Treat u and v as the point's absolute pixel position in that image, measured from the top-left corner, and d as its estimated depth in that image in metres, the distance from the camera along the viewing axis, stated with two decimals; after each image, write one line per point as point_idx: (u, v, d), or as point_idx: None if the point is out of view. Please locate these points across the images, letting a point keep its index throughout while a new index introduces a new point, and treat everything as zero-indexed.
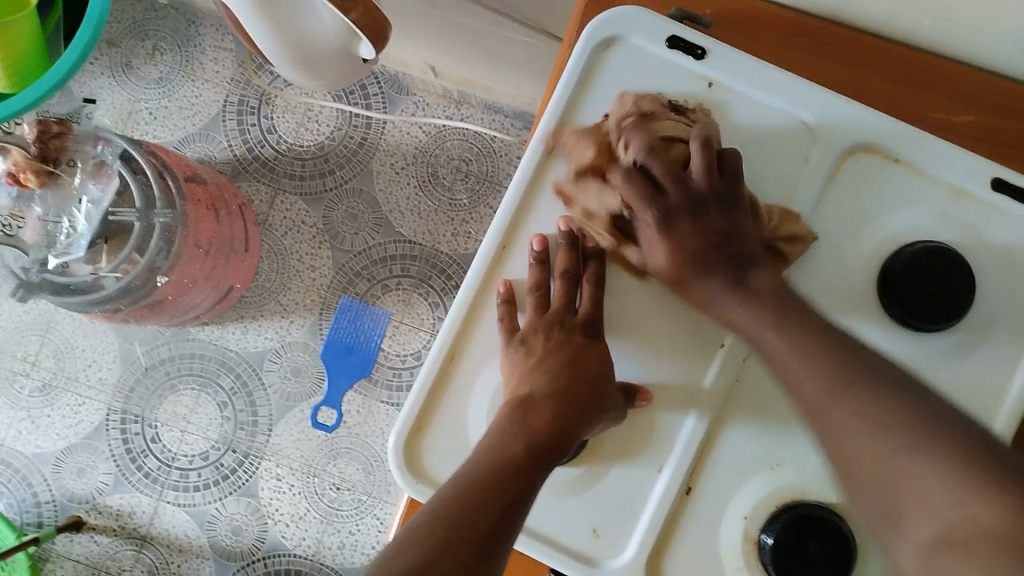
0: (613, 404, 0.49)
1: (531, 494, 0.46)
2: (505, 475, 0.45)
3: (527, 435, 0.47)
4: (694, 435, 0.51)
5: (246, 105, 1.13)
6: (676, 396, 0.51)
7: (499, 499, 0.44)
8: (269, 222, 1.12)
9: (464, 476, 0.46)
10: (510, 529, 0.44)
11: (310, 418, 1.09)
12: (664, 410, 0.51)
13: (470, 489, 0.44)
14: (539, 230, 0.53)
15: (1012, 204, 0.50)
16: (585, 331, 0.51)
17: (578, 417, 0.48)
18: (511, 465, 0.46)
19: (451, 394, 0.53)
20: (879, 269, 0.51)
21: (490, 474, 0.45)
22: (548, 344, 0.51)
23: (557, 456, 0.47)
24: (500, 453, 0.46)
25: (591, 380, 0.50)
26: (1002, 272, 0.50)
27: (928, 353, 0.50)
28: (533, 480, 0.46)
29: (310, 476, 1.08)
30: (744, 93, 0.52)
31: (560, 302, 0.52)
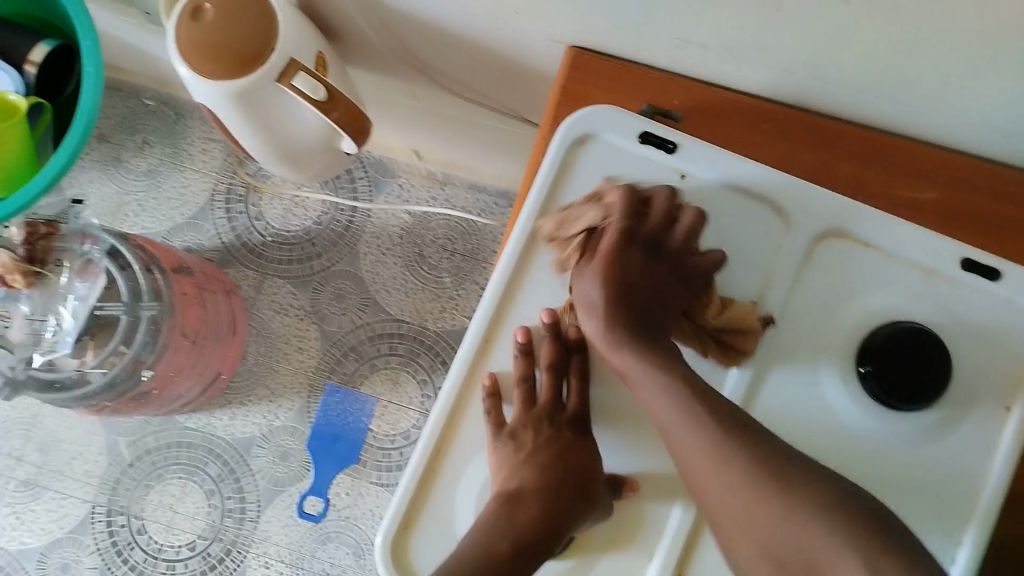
0: (601, 498, 0.49)
1: None
2: (489, 574, 0.46)
3: (515, 532, 0.47)
4: (682, 525, 0.51)
5: (234, 193, 1.15)
6: (662, 486, 0.51)
7: None
8: (256, 307, 1.13)
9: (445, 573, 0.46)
10: None
11: (295, 508, 1.08)
12: (651, 500, 0.51)
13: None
14: (522, 321, 0.54)
15: (982, 283, 0.52)
16: (575, 427, 0.51)
17: (563, 512, 0.48)
18: (496, 564, 0.46)
19: (438, 489, 0.52)
20: (859, 348, 0.51)
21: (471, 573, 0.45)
22: (539, 438, 0.51)
23: (540, 553, 0.47)
24: (486, 551, 0.46)
25: (577, 473, 0.50)
26: (977, 348, 0.51)
27: (909, 432, 0.51)
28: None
29: (299, 562, 1.07)
30: (716, 182, 0.54)
31: (550, 396, 0.52)
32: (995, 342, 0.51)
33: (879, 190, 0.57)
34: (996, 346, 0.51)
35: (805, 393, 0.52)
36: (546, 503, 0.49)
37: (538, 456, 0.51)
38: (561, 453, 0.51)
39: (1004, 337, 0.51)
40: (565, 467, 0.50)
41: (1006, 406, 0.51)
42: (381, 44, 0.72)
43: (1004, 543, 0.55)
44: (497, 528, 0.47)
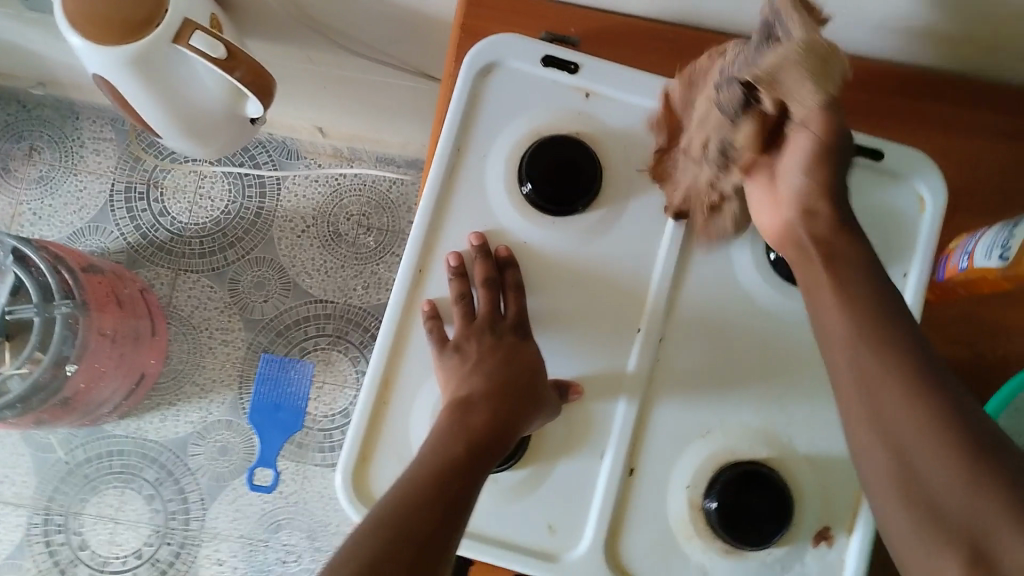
0: (548, 399, 0.51)
1: (471, 496, 0.47)
2: (442, 480, 0.47)
3: (467, 436, 0.49)
4: (628, 418, 0.54)
5: (135, 191, 1.12)
6: (605, 384, 0.54)
7: (434, 508, 0.46)
8: (174, 304, 1.10)
9: (405, 481, 0.48)
10: (449, 538, 0.45)
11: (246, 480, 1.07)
12: (596, 400, 0.54)
13: (414, 492, 0.46)
14: (452, 249, 0.56)
15: (870, 163, 0.56)
16: (516, 332, 0.54)
17: (513, 415, 0.51)
18: (452, 467, 0.48)
19: (390, 419, 0.54)
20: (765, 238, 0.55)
21: (431, 474, 0.47)
22: (482, 347, 0.54)
23: (496, 452, 0.50)
24: (441, 457, 0.48)
25: (524, 376, 0.52)
26: (869, 225, 0.56)
27: None
28: (476, 475, 0.48)
29: (252, 554, 1.06)
30: (621, 96, 0.56)
31: (488, 308, 0.55)
32: (885, 219, 0.56)
33: None
34: (888, 222, 0.56)
35: (726, 283, 0.55)
36: (495, 406, 0.52)
37: (485, 364, 0.53)
38: (507, 360, 0.53)
39: (892, 212, 0.56)
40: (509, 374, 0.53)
41: (904, 272, 0.56)
42: (274, 6, 0.71)
43: None
44: (452, 435, 0.49)
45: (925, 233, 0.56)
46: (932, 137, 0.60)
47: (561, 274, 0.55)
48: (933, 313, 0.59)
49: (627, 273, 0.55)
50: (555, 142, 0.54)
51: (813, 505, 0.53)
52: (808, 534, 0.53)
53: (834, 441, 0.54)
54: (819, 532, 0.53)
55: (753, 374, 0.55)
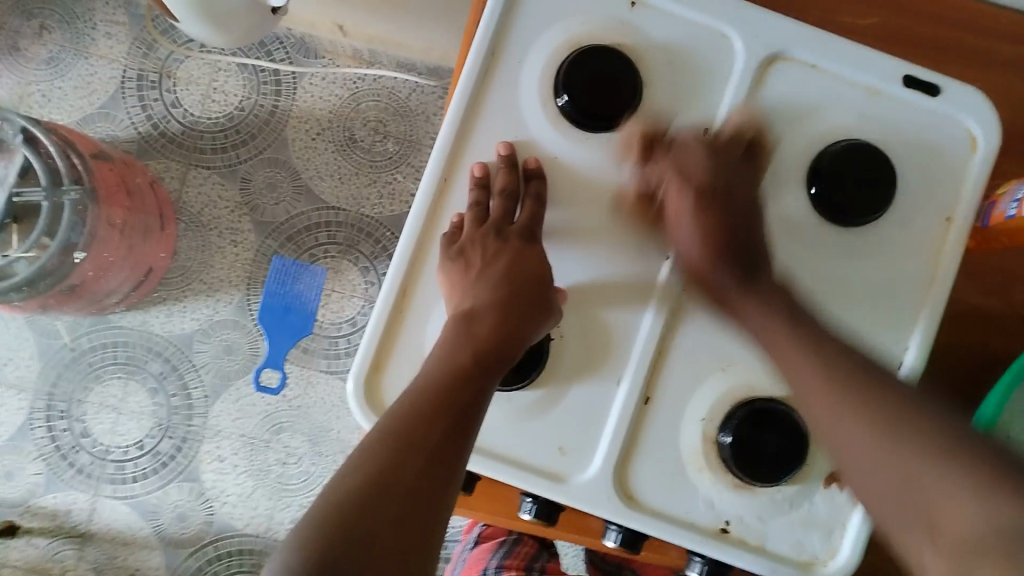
0: (555, 303, 0.51)
1: (485, 400, 0.48)
2: (454, 384, 0.47)
3: (473, 344, 0.49)
4: (654, 329, 0.53)
5: (146, 80, 1.08)
6: (632, 292, 0.53)
7: (448, 408, 0.46)
8: (183, 200, 1.09)
9: (401, 413, 0.46)
10: (463, 438, 0.46)
11: (253, 381, 1.07)
12: (615, 309, 0.53)
13: (419, 407, 0.46)
14: (479, 158, 0.53)
15: (922, 98, 0.53)
16: (523, 236, 0.52)
17: (520, 323, 0.50)
18: (461, 373, 0.48)
19: (407, 330, 0.53)
20: (807, 169, 0.53)
21: (441, 390, 0.47)
22: (486, 253, 0.52)
23: (503, 362, 0.49)
24: (451, 363, 0.48)
25: (537, 281, 0.51)
26: (919, 171, 0.53)
27: (854, 247, 0.53)
28: (481, 404, 0.48)
29: (253, 452, 1.08)
30: (668, 8, 0.53)
31: (499, 210, 0.52)
32: (936, 163, 0.54)
33: (827, 7, 0.56)
34: (938, 166, 0.54)
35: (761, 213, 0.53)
36: (503, 314, 0.50)
37: (491, 269, 0.52)
38: (510, 268, 0.52)
39: (941, 156, 0.54)
40: (520, 279, 0.51)
41: (945, 217, 0.54)
42: None
43: (951, 348, 0.57)
44: (454, 352, 0.49)
45: (974, 175, 0.53)
46: (988, 78, 0.57)
47: (595, 188, 0.53)
48: (972, 262, 0.57)
49: (663, 187, 0.53)
50: (593, 55, 0.51)
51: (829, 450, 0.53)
52: (819, 478, 0.53)
53: None
54: (830, 475, 0.53)
55: None
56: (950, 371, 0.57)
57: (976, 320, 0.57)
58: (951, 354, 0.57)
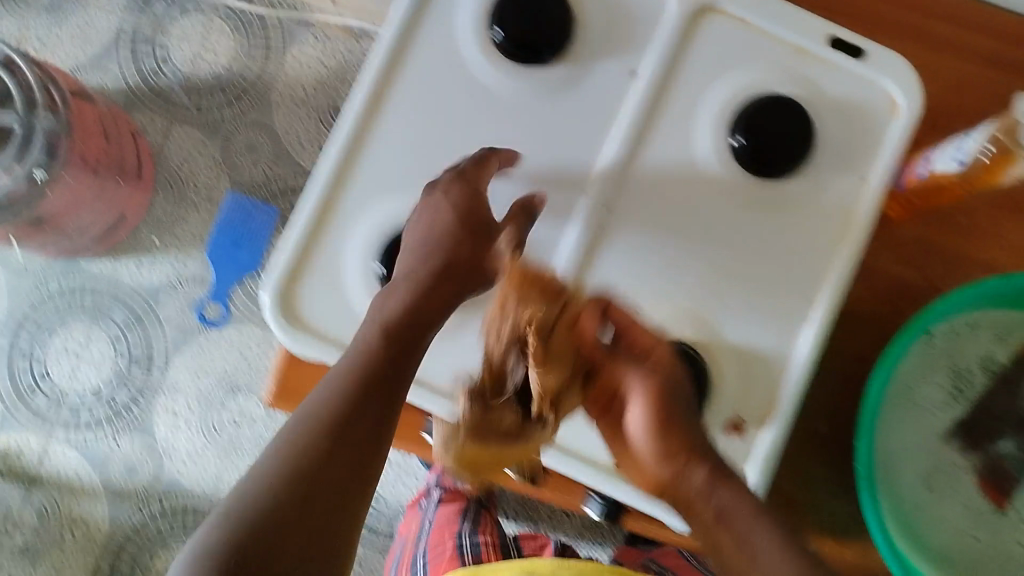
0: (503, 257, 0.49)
1: (418, 347, 0.46)
2: (385, 335, 0.45)
3: (403, 295, 0.47)
4: (564, 263, 0.54)
5: (141, 35, 1.11)
6: (549, 226, 0.54)
7: (377, 358, 0.44)
8: (164, 153, 1.11)
9: (351, 364, 0.44)
10: (395, 388, 0.44)
11: (198, 315, 1.08)
12: (531, 242, 0.54)
13: (351, 363, 0.44)
14: (413, 80, 0.54)
15: (847, 60, 0.55)
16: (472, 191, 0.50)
17: (458, 278, 0.48)
18: (390, 321, 0.45)
19: (328, 243, 0.52)
20: (731, 120, 0.54)
21: (371, 344, 0.44)
22: None
23: (438, 313, 0.47)
24: (380, 314, 0.46)
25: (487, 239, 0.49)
26: (840, 131, 0.55)
27: (768, 198, 0.55)
28: (412, 352, 0.45)
29: (208, 410, 1.08)
30: None
31: None
32: (857, 123, 0.55)
33: None
34: (859, 127, 0.55)
35: (679, 160, 0.55)
36: (445, 269, 0.48)
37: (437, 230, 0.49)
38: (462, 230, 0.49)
39: (864, 116, 0.55)
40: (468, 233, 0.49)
41: (863, 177, 0.55)
42: None
43: (868, 316, 0.58)
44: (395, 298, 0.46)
45: (895, 135, 0.55)
46: (924, 53, 0.58)
47: (524, 122, 0.54)
48: (895, 232, 0.58)
49: (589, 126, 0.55)
50: None
51: (730, 394, 0.54)
52: (720, 421, 0.54)
53: (767, 334, 0.54)
54: (730, 420, 0.54)
55: (693, 259, 0.54)
56: (865, 337, 0.58)
57: (896, 291, 0.58)
58: (867, 322, 0.58)
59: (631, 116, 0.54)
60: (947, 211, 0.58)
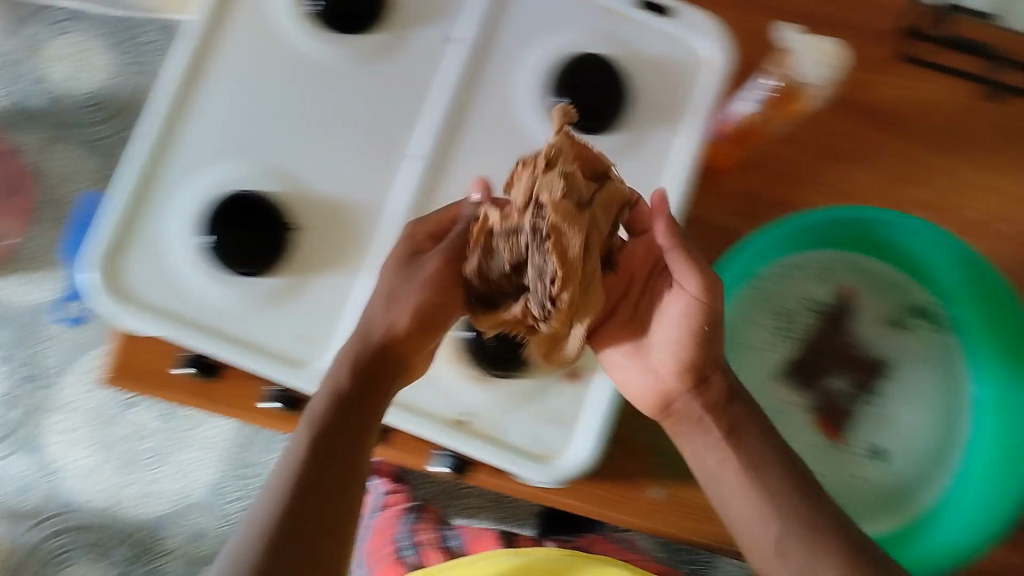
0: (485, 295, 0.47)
1: (388, 387, 0.46)
2: (354, 383, 0.45)
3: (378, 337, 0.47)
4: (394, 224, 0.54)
5: (13, 56, 1.08)
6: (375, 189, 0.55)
7: (346, 409, 0.45)
8: (42, 173, 1.06)
9: (318, 421, 0.44)
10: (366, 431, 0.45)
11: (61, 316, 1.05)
12: (358, 206, 0.55)
13: (324, 415, 0.44)
14: (233, 53, 0.56)
15: (655, 20, 0.58)
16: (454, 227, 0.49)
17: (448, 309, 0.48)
18: (357, 370, 0.46)
19: (152, 212, 0.54)
20: (553, 81, 0.56)
21: (341, 394, 0.45)
22: None
23: (407, 352, 0.47)
24: (350, 361, 0.46)
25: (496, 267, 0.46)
26: (653, 86, 0.58)
27: (593, 152, 0.56)
28: (381, 390, 0.46)
29: (103, 426, 1.04)
30: None
31: None
32: (668, 79, 0.58)
33: None
34: (671, 82, 0.58)
35: (504, 119, 0.56)
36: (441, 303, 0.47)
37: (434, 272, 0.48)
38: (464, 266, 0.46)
39: (673, 72, 0.58)
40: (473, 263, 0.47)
41: (675, 129, 0.57)
42: None
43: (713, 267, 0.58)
44: (355, 354, 0.46)
45: (706, 88, 0.57)
46: (738, 14, 0.61)
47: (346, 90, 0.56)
48: (724, 180, 0.59)
49: (412, 91, 0.56)
50: None
51: None
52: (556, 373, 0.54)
53: None
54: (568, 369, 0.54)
55: None
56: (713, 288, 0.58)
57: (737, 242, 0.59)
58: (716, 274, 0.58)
59: (455, 80, 0.56)
60: (773, 159, 0.60)
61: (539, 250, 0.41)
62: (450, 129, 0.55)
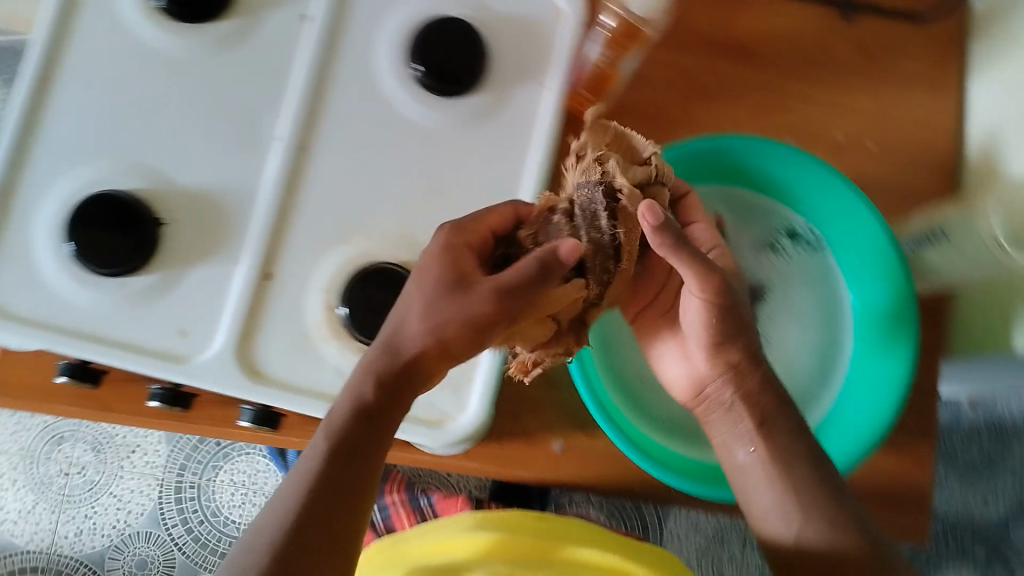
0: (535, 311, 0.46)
1: (401, 413, 0.46)
2: (362, 418, 0.45)
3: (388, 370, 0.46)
4: (266, 209, 0.54)
5: None
6: (245, 176, 0.55)
7: (352, 443, 0.45)
8: None
9: (322, 451, 0.45)
10: (373, 461, 0.46)
11: None
12: (231, 196, 0.54)
13: (331, 450, 0.45)
14: (79, 56, 0.55)
15: None
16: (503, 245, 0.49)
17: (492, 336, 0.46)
18: (366, 403, 0.45)
19: (12, 224, 0.53)
20: (406, 53, 0.56)
21: (350, 428, 0.45)
22: None
23: (419, 375, 0.46)
24: (356, 391, 0.46)
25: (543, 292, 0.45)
26: (514, 45, 0.58)
27: (462, 117, 0.56)
28: (394, 418, 0.46)
29: (34, 466, 1.03)
30: None
31: None
32: (528, 36, 0.58)
33: None
34: (530, 39, 0.58)
35: (365, 95, 0.56)
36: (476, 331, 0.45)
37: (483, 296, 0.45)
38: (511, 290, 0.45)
39: (531, 29, 0.58)
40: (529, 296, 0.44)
41: (543, 84, 0.57)
42: None
43: None
44: (382, 364, 0.46)
45: (565, 43, 0.57)
46: None
47: (204, 83, 0.56)
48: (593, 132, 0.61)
49: (271, 76, 0.56)
50: None
51: None
52: None
53: None
54: None
55: (398, 184, 0.56)
56: None
57: None
58: None
59: (312, 60, 0.56)
60: (638, 111, 0.62)
61: (594, 224, 0.46)
62: (315, 110, 0.56)
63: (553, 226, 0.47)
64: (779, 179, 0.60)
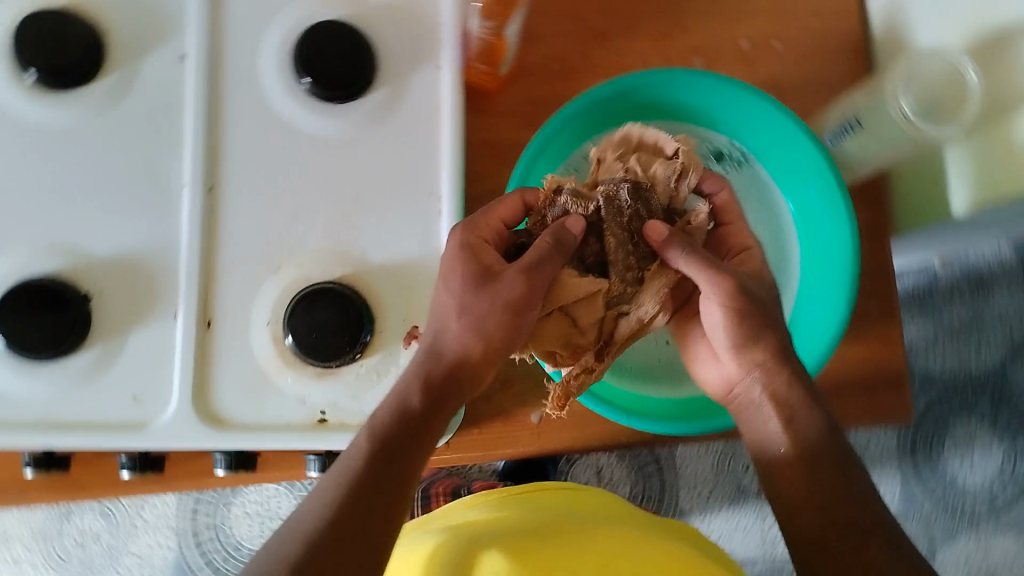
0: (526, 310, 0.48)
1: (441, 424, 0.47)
2: (404, 428, 0.46)
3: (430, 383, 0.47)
4: (191, 257, 0.53)
5: None
6: (164, 230, 0.54)
7: (394, 445, 0.45)
8: None
9: (360, 459, 0.44)
10: (416, 466, 0.45)
11: None
12: (154, 252, 0.54)
13: (372, 454, 0.44)
14: None
15: None
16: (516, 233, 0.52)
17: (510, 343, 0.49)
18: (409, 414, 0.46)
19: None
20: (290, 64, 0.55)
21: (389, 436, 0.45)
22: None
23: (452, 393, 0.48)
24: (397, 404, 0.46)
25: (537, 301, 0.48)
26: (399, 32, 0.56)
27: (363, 118, 0.55)
28: (434, 426, 0.46)
29: (47, 545, 1.03)
30: None
31: None
32: (410, 20, 0.56)
33: None
34: (413, 22, 0.56)
35: (262, 118, 0.55)
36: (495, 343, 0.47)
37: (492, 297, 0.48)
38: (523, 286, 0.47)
39: (411, 11, 0.56)
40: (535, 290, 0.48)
41: (437, 64, 0.56)
42: None
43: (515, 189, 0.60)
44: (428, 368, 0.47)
45: (450, 19, 0.56)
46: None
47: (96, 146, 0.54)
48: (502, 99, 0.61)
49: (163, 124, 0.55)
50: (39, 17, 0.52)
51: (398, 309, 0.54)
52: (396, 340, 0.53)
53: (408, 243, 0.54)
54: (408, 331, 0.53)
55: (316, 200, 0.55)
56: None
57: None
58: None
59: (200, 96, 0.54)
60: (541, 68, 0.61)
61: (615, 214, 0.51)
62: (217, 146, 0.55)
63: (560, 208, 0.52)
64: (689, 105, 0.60)
